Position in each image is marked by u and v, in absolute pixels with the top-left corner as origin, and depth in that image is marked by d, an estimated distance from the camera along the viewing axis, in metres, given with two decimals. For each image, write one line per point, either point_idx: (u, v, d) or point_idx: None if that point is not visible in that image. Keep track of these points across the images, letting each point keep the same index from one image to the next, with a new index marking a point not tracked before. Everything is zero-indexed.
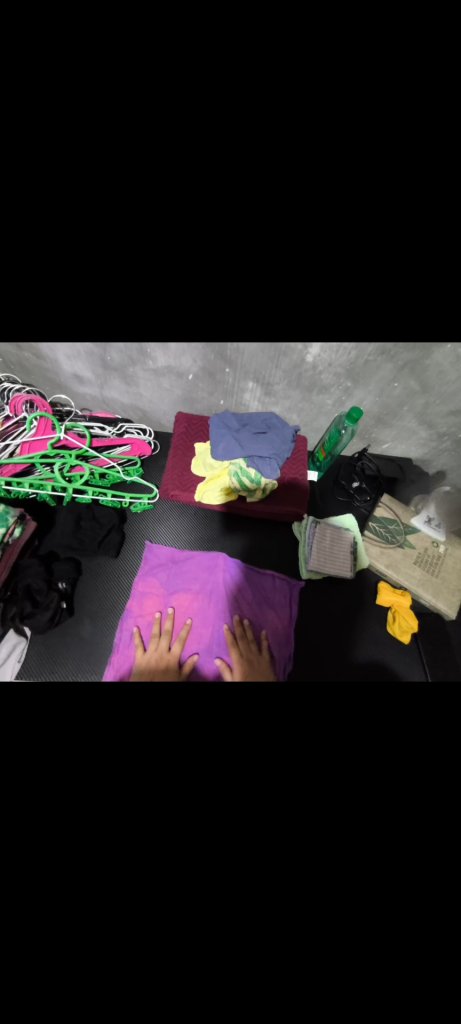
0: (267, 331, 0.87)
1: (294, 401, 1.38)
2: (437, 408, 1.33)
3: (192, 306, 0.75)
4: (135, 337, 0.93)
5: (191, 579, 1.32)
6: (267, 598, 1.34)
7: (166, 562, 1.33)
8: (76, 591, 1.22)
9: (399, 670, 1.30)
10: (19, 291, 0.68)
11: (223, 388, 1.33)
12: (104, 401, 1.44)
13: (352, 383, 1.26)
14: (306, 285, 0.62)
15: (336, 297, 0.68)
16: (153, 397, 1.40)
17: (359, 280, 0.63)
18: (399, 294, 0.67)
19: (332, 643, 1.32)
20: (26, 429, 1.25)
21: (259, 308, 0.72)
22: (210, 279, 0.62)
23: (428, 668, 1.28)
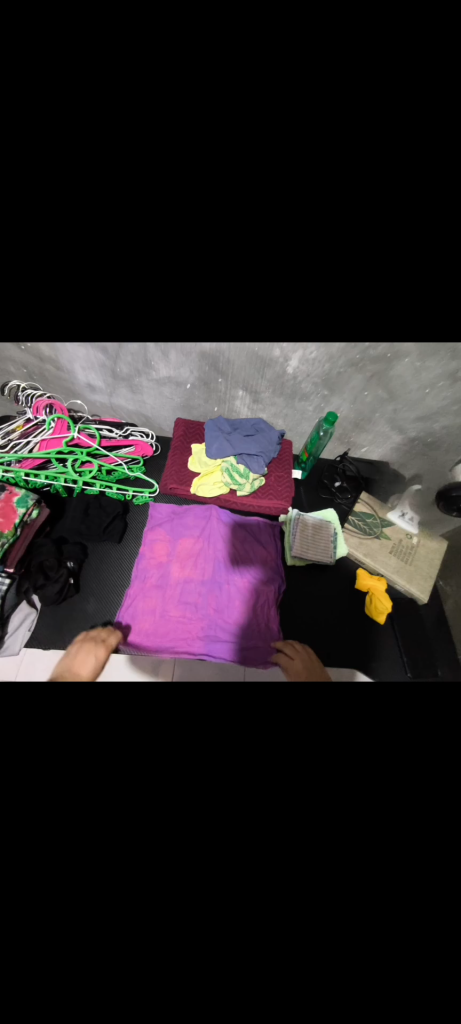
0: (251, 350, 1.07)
1: (280, 408, 1.57)
2: (405, 414, 1.52)
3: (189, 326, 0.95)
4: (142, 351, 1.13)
5: (191, 529, 1.51)
6: (256, 538, 1.55)
7: (169, 516, 1.53)
8: (82, 572, 1.36)
9: (383, 671, 1.40)
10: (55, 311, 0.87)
11: (217, 395, 1.53)
12: (113, 407, 1.64)
13: (328, 392, 1.46)
14: (273, 313, 0.81)
15: (303, 321, 0.87)
16: (155, 404, 1.60)
17: (318, 313, 0.80)
18: (349, 319, 0.86)
19: (317, 625, 1.45)
20: (45, 429, 1.44)
21: (242, 326, 0.90)
22: (203, 309, 0.81)
23: (408, 668, 1.39)
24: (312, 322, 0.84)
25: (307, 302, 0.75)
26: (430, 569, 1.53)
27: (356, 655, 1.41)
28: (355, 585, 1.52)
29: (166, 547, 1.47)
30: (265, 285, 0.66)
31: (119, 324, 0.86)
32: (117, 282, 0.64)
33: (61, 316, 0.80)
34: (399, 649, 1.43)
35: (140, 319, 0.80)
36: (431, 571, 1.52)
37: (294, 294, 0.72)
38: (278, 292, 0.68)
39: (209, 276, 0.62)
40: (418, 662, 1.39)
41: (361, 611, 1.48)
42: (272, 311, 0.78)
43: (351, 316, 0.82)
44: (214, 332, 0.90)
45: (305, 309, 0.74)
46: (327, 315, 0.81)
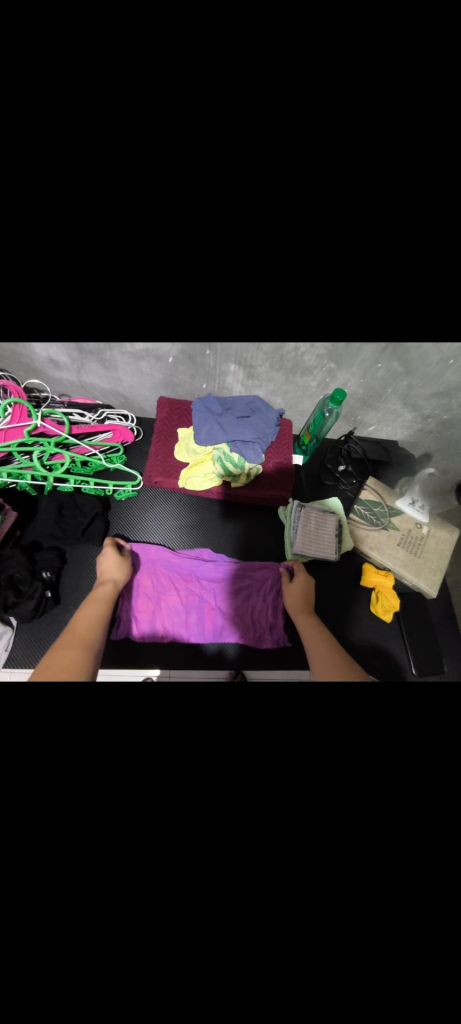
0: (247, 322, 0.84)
1: (278, 384, 1.36)
2: (421, 390, 1.32)
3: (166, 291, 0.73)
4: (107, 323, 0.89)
5: (179, 572, 1.34)
6: (256, 580, 1.36)
7: (152, 558, 1.33)
8: (61, 581, 1.22)
9: (386, 666, 1.34)
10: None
11: (205, 370, 1.30)
12: (83, 387, 1.40)
13: (336, 365, 1.24)
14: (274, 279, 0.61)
15: (321, 294, 0.65)
16: (133, 382, 1.37)
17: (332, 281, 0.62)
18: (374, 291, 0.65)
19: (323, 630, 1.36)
20: (2, 417, 1.22)
21: (236, 307, 0.68)
22: (182, 276, 0.59)
23: (413, 664, 1.33)
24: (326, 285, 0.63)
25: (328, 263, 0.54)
26: (440, 562, 1.42)
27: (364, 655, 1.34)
28: (360, 582, 1.42)
29: (150, 599, 1.29)
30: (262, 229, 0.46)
31: (69, 298, 0.65)
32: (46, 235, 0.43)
33: (1, 291, 0.62)
34: (404, 644, 1.36)
35: (95, 287, 0.60)
36: (441, 564, 1.42)
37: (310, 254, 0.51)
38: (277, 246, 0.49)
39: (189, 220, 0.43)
40: (425, 659, 1.33)
41: (365, 608, 1.40)
42: (273, 277, 0.58)
43: (381, 287, 0.62)
44: (201, 299, 0.68)
45: (316, 271, 0.56)
46: (344, 287, 0.61)
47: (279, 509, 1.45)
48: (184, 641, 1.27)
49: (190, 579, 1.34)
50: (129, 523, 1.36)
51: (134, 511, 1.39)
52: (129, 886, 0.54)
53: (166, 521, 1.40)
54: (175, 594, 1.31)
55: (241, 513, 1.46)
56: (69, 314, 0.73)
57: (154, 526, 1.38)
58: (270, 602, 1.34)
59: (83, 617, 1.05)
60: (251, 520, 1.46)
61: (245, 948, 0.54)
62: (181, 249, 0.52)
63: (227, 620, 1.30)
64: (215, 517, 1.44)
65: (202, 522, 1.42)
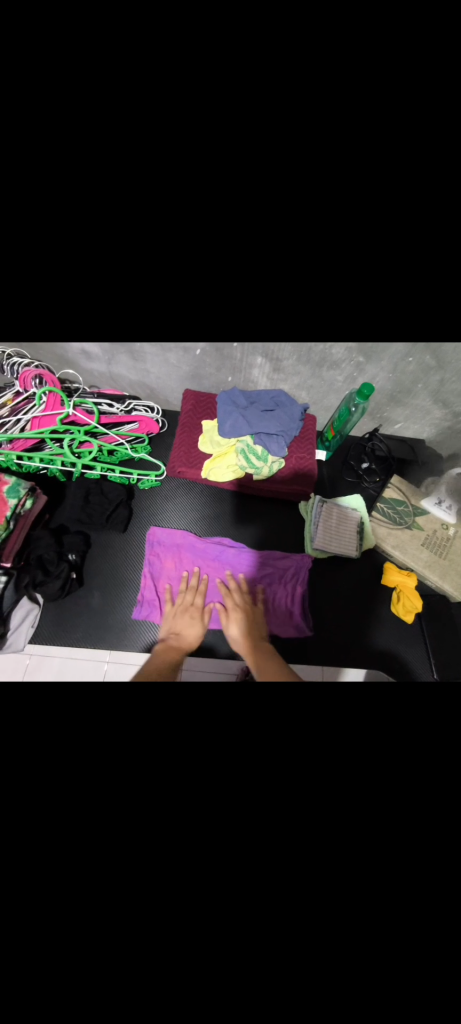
0: (279, 312, 0.85)
1: (304, 378, 1.35)
2: (453, 385, 1.28)
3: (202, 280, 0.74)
4: (142, 313, 0.92)
5: (199, 558, 1.35)
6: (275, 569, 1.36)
7: (173, 543, 1.34)
8: (85, 564, 1.26)
9: (407, 668, 1.30)
10: None
11: (231, 362, 1.31)
12: (112, 377, 1.44)
13: (364, 358, 1.22)
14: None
15: None
16: (161, 374, 1.40)
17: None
18: None
19: (340, 629, 1.34)
20: (36, 404, 1.28)
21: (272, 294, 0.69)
22: None
23: (435, 668, 1.29)
24: None
25: None
26: None
27: (381, 655, 1.31)
28: (381, 582, 1.39)
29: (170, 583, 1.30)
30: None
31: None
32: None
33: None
34: (426, 648, 1.32)
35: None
36: None
37: None
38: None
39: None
40: (447, 665, 1.29)
41: (386, 608, 1.37)
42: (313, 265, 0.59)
43: None
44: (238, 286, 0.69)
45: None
46: None
47: (300, 504, 1.44)
48: (200, 628, 1.28)
49: (212, 568, 1.35)
50: (151, 512, 1.39)
51: (157, 501, 1.41)
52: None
53: (187, 512, 1.42)
54: (196, 582, 1.32)
55: (261, 507, 1.46)
56: (107, 304, 0.75)
57: (176, 516, 1.40)
58: (289, 591, 1.34)
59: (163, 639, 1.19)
60: (271, 514, 1.46)
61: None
62: None
63: (245, 611, 1.31)
64: (235, 510, 1.44)
65: (223, 514, 1.44)
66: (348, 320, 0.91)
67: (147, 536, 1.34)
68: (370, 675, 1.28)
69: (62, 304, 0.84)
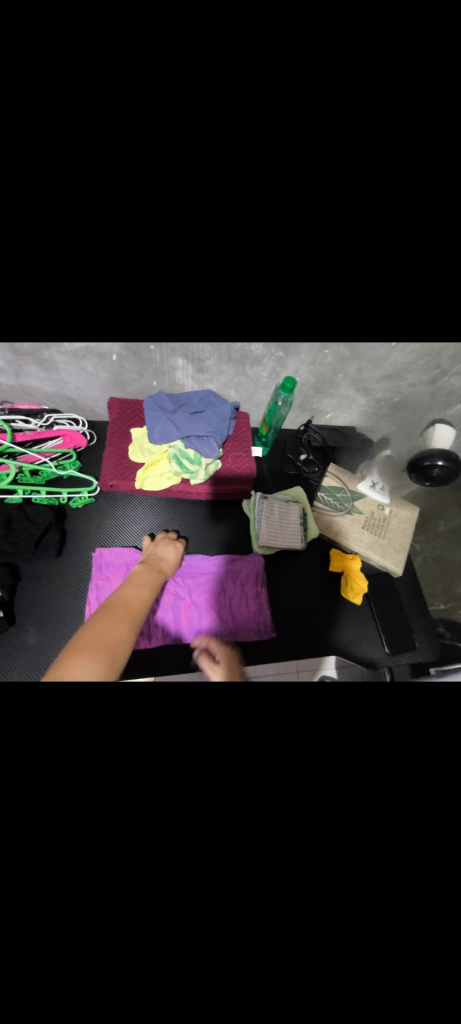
0: (184, 307, 0.83)
1: (230, 376, 1.34)
2: (370, 373, 1.34)
3: (99, 279, 0.71)
4: (38, 314, 0.83)
5: None
6: (235, 571, 1.35)
7: (119, 556, 1.26)
8: (16, 598, 1.15)
9: (363, 651, 1.34)
10: None
11: (153, 367, 1.26)
12: (26, 392, 1.33)
13: (284, 353, 1.24)
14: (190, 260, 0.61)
15: (243, 275, 0.65)
16: (78, 383, 1.31)
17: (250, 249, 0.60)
18: (293, 283, 0.68)
19: (297, 620, 1.35)
20: None
21: (170, 286, 0.68)
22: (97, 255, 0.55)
23: (386, 639, 1.35)
24: (244, 277, 0.68)
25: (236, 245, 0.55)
26: (404, 540, 1.45)
27: (342, 646, 1.34)
28: (329, 568, 1.43)
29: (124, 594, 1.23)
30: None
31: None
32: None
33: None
34: (375, 620, 1.38)
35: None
36: (405, 542, 1.45)
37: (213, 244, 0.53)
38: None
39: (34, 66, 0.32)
40: (396, 634, 1.36)
41: (336, 592, 1.41)
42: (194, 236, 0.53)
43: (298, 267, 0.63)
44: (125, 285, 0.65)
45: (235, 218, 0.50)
46: (259, 275, 0.63)
47: (244, 503, 1.44)
48: (160, 642, 1.24)
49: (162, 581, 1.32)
50: (88, 530, 1.30)
51: (93, 517, 1.33)
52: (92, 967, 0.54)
53: (128, 526, 1.34)
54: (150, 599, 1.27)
55: (207, 513, 1.43)
56: None
57: (115, 532, 1.32)
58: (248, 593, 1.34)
59: (134, 591, 1.06)
60: (216, 516, 1.44)
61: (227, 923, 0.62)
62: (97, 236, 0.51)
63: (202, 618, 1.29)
64: (178, 517, 1.40)
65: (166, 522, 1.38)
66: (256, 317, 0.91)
67: (93, 554, 1.26)
68: (341, 669, 1.30)
69: None
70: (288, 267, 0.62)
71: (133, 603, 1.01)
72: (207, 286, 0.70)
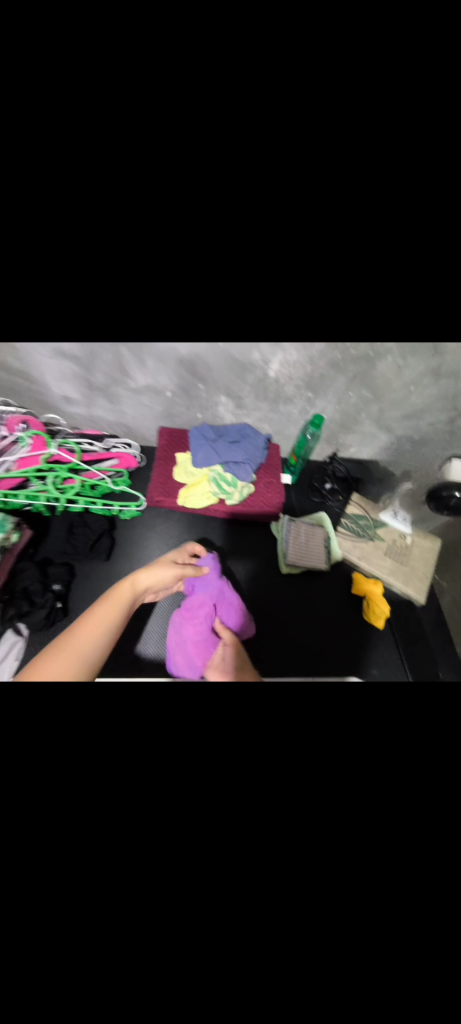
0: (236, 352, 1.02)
1: (264, 412, 1.53)
2: (391, 412, 1.49)
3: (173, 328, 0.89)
4: None
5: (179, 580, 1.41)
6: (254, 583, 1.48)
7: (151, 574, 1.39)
8: (70, 594, 1.31)
9: (385, 674, 1.37)
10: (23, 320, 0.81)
11: (200, 403, 1.49)
12: (92, 420, 1.58)
13: (313, 394, 1.43)
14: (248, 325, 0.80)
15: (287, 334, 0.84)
16: (136, 413, 1.55)
17: (301, 294, 0.72)
18: None
19: (319, 638, 1.41)
20: (22, 446, 1.38)
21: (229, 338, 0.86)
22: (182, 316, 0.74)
23: (408, 666, 1.37)
24: (292, 314, 0.82)
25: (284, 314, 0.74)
26: (426, 568, 1.51)
27: (364, 668, 1.37)
28: (351, 591, 1.50)
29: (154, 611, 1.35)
30: (235, 237, 0.56)
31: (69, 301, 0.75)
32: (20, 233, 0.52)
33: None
34: (396, 644, 1.41)
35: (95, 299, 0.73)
36: (427, 570, 1.51)
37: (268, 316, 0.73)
38: (249, 249, 0.59)
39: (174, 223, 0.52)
40: (419, 660, 1.38)
41: (358, 614, 1.46)
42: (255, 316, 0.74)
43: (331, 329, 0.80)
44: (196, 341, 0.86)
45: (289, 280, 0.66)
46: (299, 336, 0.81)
47: (272, 524, 1.57)
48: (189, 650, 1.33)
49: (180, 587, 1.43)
50: (132, 540, 1.47)
51: (137, 528, 1.50)
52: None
53: (167, 538, 1.50)
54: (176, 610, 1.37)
55: (237, 531, 1.57)
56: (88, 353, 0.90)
57: (156, 543, 1.48)
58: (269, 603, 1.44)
59: (94, 618, 1.12)
60: (246, 535, 1.57)
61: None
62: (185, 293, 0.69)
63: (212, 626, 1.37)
64: (211, 534, 1.55)
65: (200, 537, 1.53)
66: None
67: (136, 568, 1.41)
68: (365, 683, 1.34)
69: None
70: (331, 303, 0.75)
71: (84, 633, 1.08)
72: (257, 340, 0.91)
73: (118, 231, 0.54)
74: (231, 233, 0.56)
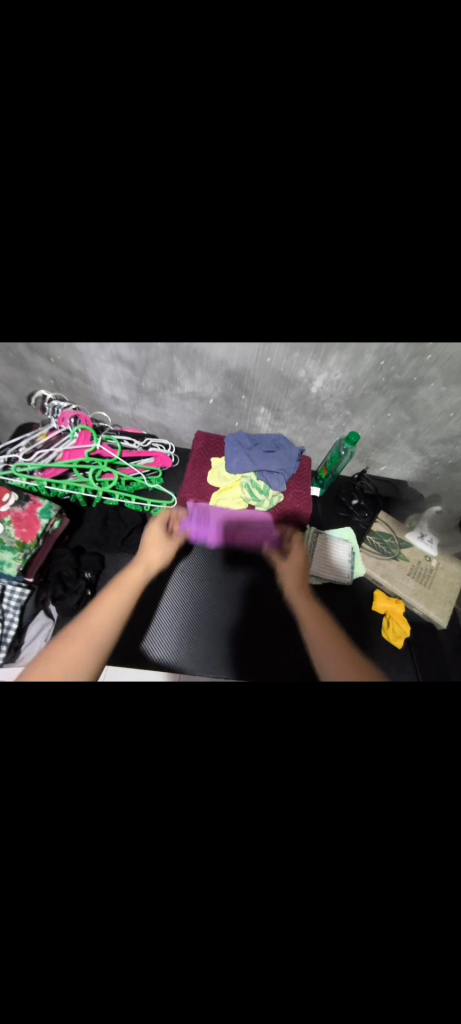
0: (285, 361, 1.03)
1: (300, 425, 1.57)
2: (427, 435, 1.50)
3: (226, 334, 0.91)
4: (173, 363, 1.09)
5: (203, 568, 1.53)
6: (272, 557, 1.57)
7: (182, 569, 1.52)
8: (99, 584, 1.35)
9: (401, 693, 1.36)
10: (94, 322, 0.87)
11: (239, 411, 1.53)
12: (134, 419, 1.66)
13: (351, 411, 1.45)
14: (307, 333, 0.81)
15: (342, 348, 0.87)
16: (177, 417, 1.61)
17: (358, 307, 0.74)
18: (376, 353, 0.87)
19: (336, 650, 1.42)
20: (69, 439, 1.45)
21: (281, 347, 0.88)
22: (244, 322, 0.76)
23: (419, 667, 1.40)
24: (352, 319, 0.82)
25: (350, 316, 0.73)
26: (450, 593, 1.50)
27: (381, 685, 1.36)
28: (372, 607, 1.50)
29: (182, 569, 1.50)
30: (317, 276, 0.58)
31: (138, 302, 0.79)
32: (120, 263, 0.56)
33: (69, 300, 0.73)
34: (414, 665, 1.41)
35: (169, 300, 0.75)
36: (451, 595, 1.50)
37: (336, 315, 0.70)
38: (327, 283, 0.61)
39: (265, 253, 0.53)
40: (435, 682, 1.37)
41: (377, 632, 1.46)
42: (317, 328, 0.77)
43: (389, 342, 0.81)
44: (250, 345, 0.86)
45: (357, 300, 0.69)
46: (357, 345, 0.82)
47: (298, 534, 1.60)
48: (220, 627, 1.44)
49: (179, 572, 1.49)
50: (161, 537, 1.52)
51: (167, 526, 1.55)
52: (132, 905, 0.54)
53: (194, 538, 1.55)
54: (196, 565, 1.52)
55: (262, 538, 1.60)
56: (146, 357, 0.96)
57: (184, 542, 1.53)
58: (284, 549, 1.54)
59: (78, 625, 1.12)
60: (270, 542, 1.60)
61: (313, 942, 0.54)
62: (252, 300, 0.70)
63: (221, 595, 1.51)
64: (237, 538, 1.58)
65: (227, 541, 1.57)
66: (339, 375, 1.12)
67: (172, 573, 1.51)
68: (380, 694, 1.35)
69: None
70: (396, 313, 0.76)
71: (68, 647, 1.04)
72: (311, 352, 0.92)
73: (209, 264, 0.57)
74: (313, 268, 0.56)
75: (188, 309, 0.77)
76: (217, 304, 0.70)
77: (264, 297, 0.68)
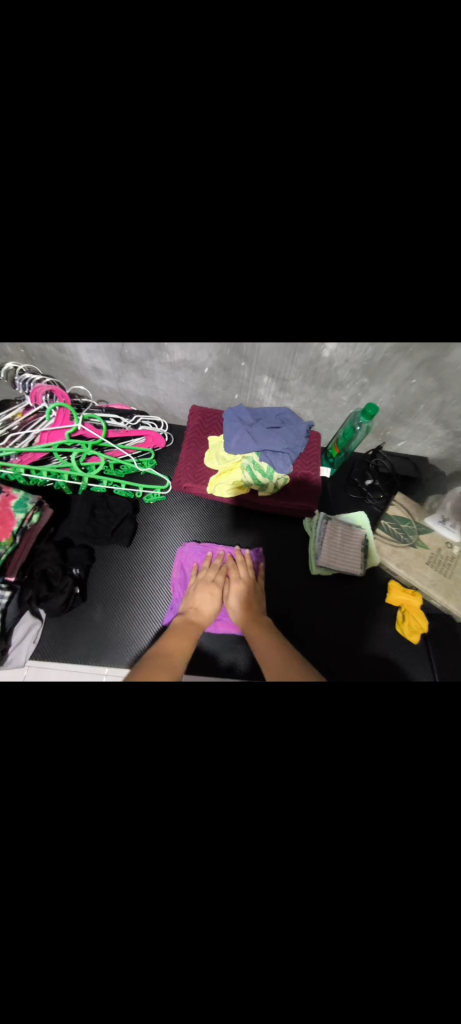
0: (288, 325, 0.84)
1: (309, 397, 1.37)
2: (454, 406, 1.30)
3: (213, 299, 0.72)
4: (155, 328, 0.90)
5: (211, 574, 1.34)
6: (277, 546, 1.44)
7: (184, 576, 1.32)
8: (89, 579, 1.26)
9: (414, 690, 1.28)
10: (45, 287, 0.68)
11: (238, 382, 1.34)
12: (121, 394, 1.47)
13: (368, 380, 1.25)
14: (320, 284, 0.62)
15: (362, 298, 0.68)
16: (168, 391, 1.42)
17: (381, 273, 0.61)
18: (399, 299, 0.68)
19: (347, 644, 1.33)
20: (46, 420, 1.28)
21: (280, 303, 0.69)
22: (235, 274, 0.60)
23: (436, 668, 1.30)
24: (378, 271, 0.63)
25: (367, 272, 0.58)
26: None
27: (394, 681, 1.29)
28: (386, 599, 1.39)
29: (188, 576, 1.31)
30: None
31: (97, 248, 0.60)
32: None
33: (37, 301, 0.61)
34: (430, 661, 1.31)
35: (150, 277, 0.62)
36: None
37: (348, 263, 0.54)
38: None
39: None
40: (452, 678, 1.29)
41: (390, 625, 1.36)
42: (333, 272, 0.58)
43: (419, 291, 0.63)
44: (245, 303, 0.68)
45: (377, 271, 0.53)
46: (383, 293, 0.63)
47: (305, 520, 1.45)
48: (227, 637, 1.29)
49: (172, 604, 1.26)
50: (156, 526, 1.39)
51: (162, 515, 1.42)
52: None
53: (192, 526, 1.42)
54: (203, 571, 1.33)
55: (266, 526, 1.46)
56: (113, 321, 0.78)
57: (181, 531, 1.40)
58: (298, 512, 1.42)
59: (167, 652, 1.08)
60: (276, 529, 1.46)
61: None
62: (241, 250, 0.53)
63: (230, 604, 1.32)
64: (238, 526, 1.45)
65: (228, 529, 1.44)
66: (354, 336, 0.92)
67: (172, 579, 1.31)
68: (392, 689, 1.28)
69: (76, 317, 0.86)
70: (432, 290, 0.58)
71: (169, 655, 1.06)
72: (327, 307, 0.71)
73: None
74: None
75: (168, 266, 0.59)
76: (195, 255, 0.53)
77: (255, 249, 0.52)
